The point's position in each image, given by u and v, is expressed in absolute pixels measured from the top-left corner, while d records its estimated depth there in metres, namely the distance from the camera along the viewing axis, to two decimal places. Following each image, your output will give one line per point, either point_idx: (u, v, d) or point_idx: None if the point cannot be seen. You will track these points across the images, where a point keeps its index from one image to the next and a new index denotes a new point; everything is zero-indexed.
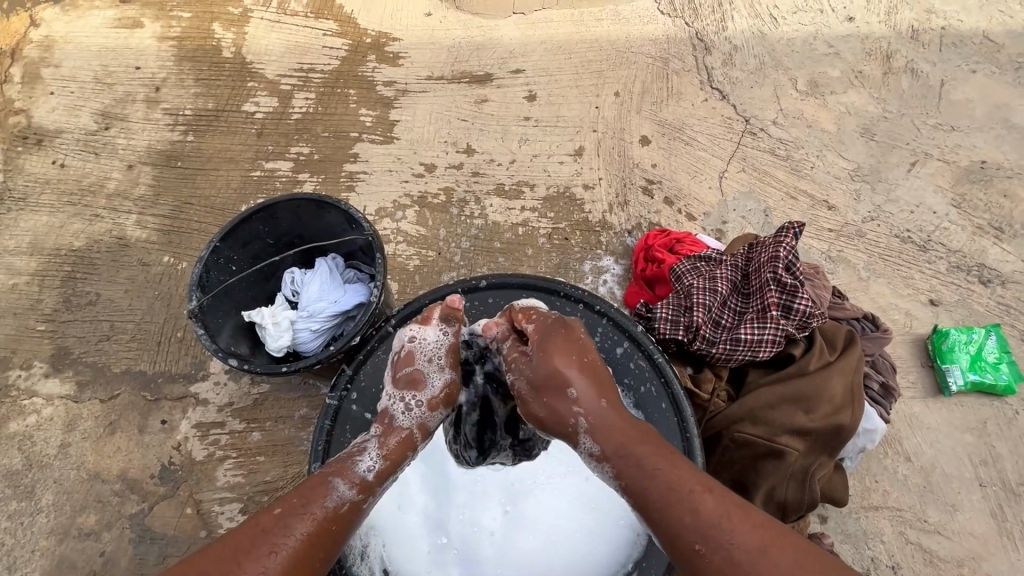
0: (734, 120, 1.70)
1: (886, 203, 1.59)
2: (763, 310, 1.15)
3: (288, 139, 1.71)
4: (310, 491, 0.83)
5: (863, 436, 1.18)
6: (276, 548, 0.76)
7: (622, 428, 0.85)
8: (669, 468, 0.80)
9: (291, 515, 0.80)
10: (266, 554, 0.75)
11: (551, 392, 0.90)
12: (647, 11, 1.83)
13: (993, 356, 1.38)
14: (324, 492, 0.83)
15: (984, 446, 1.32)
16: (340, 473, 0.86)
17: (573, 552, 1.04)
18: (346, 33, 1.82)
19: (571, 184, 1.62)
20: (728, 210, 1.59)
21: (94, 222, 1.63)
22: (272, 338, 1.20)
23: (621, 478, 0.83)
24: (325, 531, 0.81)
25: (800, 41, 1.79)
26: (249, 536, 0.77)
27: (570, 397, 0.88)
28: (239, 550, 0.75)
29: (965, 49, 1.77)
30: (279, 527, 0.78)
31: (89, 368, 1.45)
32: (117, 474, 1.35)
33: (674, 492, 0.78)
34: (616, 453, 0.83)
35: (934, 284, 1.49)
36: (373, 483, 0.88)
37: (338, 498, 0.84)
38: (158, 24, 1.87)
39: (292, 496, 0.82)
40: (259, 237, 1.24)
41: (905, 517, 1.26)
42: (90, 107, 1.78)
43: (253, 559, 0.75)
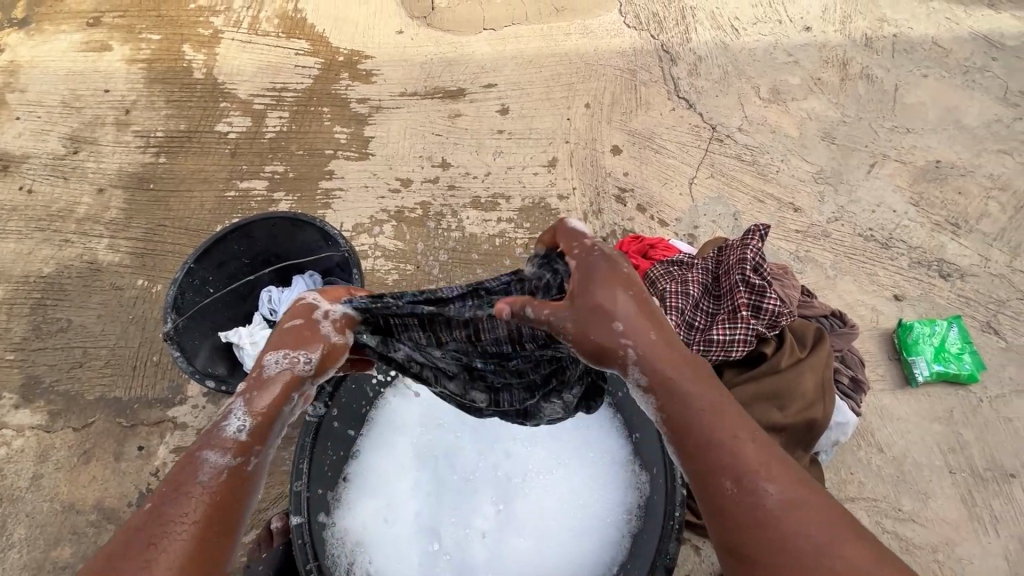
0: (701, 128, 1.75)
1: (848, 204, 1.65)
2: (734, 310, 1.18)
3: (263, 158, 1.71)
4: (177, 473, 0.63)
5: (836, 429, 1.21)
6: (158, 538, 0.57)
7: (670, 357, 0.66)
8: (713, 398, 0.63)
9: (166, 499, 0.60)
10: (147, 548, 0.56)
11: (608, 301, 0.66)
12: (614, 25, 1.88)
13: (955, 347, 1.43)
14: (194, 466, 0.63)
15: (951, 434, 1.36)
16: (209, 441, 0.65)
17: (564, 550, 1.04)
18: (319, 52, 1.83)
19: (546, 195, 1.65)
20: (699, 215, 1.63)
21: (64, 247, 1.60)
22: (250, 357, 1.19)
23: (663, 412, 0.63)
24: (212, 504, 0.61)
25: (761, 51, 1.86)
26: (122, 535, 0.57)
27: (620, 317, 0.65)
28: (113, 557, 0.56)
29: (916, 55, 1.86)
30: (150, 518, 0.58)
31: (61, 396, 1.42)
32: (92, 504, 1.32)
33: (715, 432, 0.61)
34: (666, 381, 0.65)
35: (897, 280, 1.55)
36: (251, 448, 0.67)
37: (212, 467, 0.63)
38: (127, 46, 1.86)
39: (160, 484, 0.62)
40: (234, 257, 1.24)
41: (880, 507, 1.30)
42: (58, 131, 1.76)
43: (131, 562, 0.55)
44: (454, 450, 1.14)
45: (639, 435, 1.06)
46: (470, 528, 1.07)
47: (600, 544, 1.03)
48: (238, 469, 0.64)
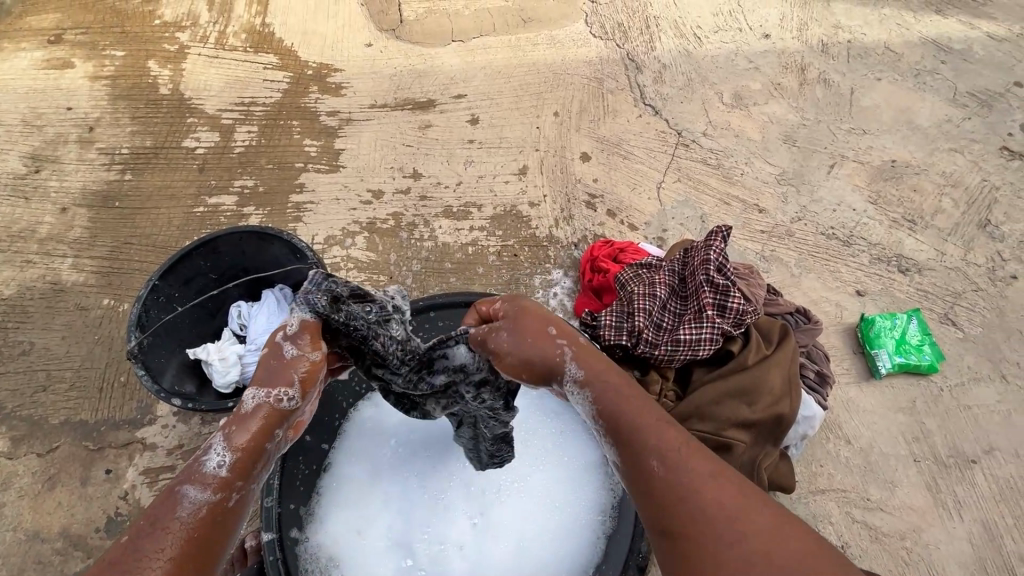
0: (667, 133, 1.79)
1: (810, 204, 1.70)
2: (700, 310, 1.21)
3: (231, 173, 1.69)
4: (155, 508, 0.62)
5: (803, 423, 1.24)
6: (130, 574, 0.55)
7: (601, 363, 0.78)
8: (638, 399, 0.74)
9: (139, 537, 0.59)
10: None
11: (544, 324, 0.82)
12: (580, 35, 1.92)
13: (916, 339, 1.48)
14: (172, 503, 0.62)
15: (915, 423, 1.41)
16: (187, 477, 0.64)
17: (543, 555, 1.06)
18: (287, 66, 1.83)
19: (517, 202, 1.67)
20: (667, 218, 1.66)
21: (26, 268, 1.57)
22: (219, 374, 1.18)
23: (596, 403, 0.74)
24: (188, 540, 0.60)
25: (723, 58, 1.92)
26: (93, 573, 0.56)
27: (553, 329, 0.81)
28: None
29: (870, 60, 1.94)
30: (126, 554, 0.57)
31: (24, 421, 1.38)
32: (58, 531, 1.28)
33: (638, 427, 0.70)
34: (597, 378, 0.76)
35: (859, 276, 1.60)
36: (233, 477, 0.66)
37: (189, 504, 0.62)
38: (91, 63, 1.84)
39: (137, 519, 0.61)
40: (201, 272, 1.23)
41: (850, 497, 1.33)
42: (19, 150, 1.72)
43: None
44: (426, 460, 1.14)
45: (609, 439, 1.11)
46: (447, 540, 1.07)
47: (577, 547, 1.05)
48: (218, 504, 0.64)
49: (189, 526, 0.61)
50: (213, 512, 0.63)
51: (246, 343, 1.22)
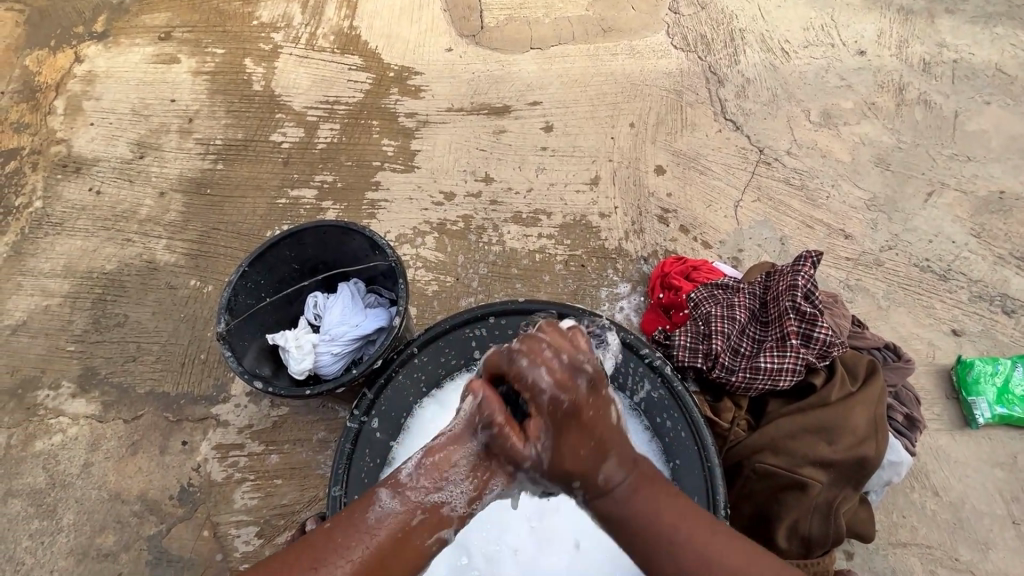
0: (748, 150, 1.73)
1: (903, 232, 1.59)
2: (782, 338, 1.15)
3: (313, 168, 1.77)
4: (352, 510, 0.76)
5: (889, 469, 1.15)
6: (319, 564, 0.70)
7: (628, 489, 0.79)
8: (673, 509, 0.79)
9: (338, 526, 0.74)
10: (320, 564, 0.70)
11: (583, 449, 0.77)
12: (661, 45, 1.88)
13: (1022, 388, 1.34)
14: (370, 505, 0.75)
15: (1014, 482, 1.28)
16: (387, 483, 0.77)
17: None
18: (371, 68, 1.90)
19: (588, 213, 1.65)
20: (744, 238, 1.60)
21: (126, 246, 1.69)
22: (295, 360, 1.22)
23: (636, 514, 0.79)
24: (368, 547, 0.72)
25: (812, 74, 1.83)
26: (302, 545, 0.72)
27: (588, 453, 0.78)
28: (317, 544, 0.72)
29: (978, 81, 1.79)
30: (327, 538, 0.73)
31: (115, 389, 1.49)
32: (136, 494, 1.37)
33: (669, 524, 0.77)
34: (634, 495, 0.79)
35: (955, 314, 1.48)
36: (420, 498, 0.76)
37: (383, 511, 0.75)
38: (194, 59, 1.97)
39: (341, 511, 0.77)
40: (285, 261, 1.27)
41: (935, 555, 1.22)
42: (127, 137, 1.86)
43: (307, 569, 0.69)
44: None
45: (678, 463, 1.03)
46: (500, 542, 1.07)
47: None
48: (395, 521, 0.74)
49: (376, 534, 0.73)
50: (401, 526, 0.74)
51: (320, 333, 1.26)
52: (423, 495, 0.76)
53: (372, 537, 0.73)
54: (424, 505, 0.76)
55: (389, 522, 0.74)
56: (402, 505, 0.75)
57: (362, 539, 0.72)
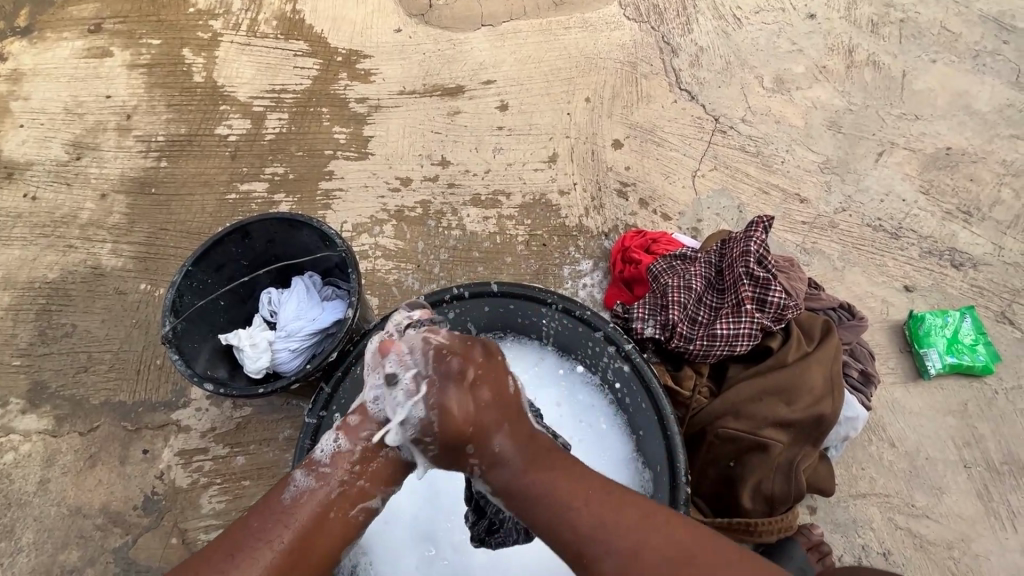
0: (704, 120, 1.72)
1: (856, 193, 1.62)
2: (738, 304, 1.17)
3: (262, 160, 1.70)
4: (272, 494, 0.81)
5: (845, 424, 1.19)
6: (235, 552, 0.75)
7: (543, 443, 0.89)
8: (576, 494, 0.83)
9: (255, 515, 0.78)
10: (227, 558, 0.74)
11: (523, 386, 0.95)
12: (614, 17, 1.85)
13: (969, 338, 1.40)
14: (285, 487, 0.80)
15: (966, 428, 1.33)
16: (303, 465, 0.83)
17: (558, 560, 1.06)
18: (317, 53, 1.83)
19: (547, 191, 1.63)
20: (702, 208, 1.61)
21: (69, 252, 1.61)
22: (250, 359, 1.19)
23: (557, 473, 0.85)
24: (287, 530, 0.77)
25: (765, 39, 1.83)
26: (216, 542, 0.76)
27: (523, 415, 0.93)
28: (226, 542, 0.76)
29: (925, 40, 1.82)
30: (239, 532, 0.77)
31: (67, 401, 1.43)
32: (98, 507, 1.33)
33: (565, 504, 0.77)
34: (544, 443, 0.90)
35: (907, 271, 1.52)
36: (336, 471, 0.82)
37: (299, 489, 0.80)
38: (128, 52, 1.87)
39: (259, 501, 0.81)
40: (233, 258, 1.24)
41: (893, 503, 1.27)
42: (61, 137, 1.77)
43: (214, 564, 0.74)
44: None
45: (642, 432, 1.07)
46: (468, 529, 1.09)
47: None
48: (314, 491, 0.81)
49: (294, 518, 0.78)
50: (320, 502, 0.80)
51: (275, 330, 1.23)
52: (338, 475, 0.82)
53: (290, 517, 0.78)
54: (340, 478, 0.82)
55: (305, 502, 0.80)
56: (316, 482, 0.81)
57: (278, 521, 0.77)
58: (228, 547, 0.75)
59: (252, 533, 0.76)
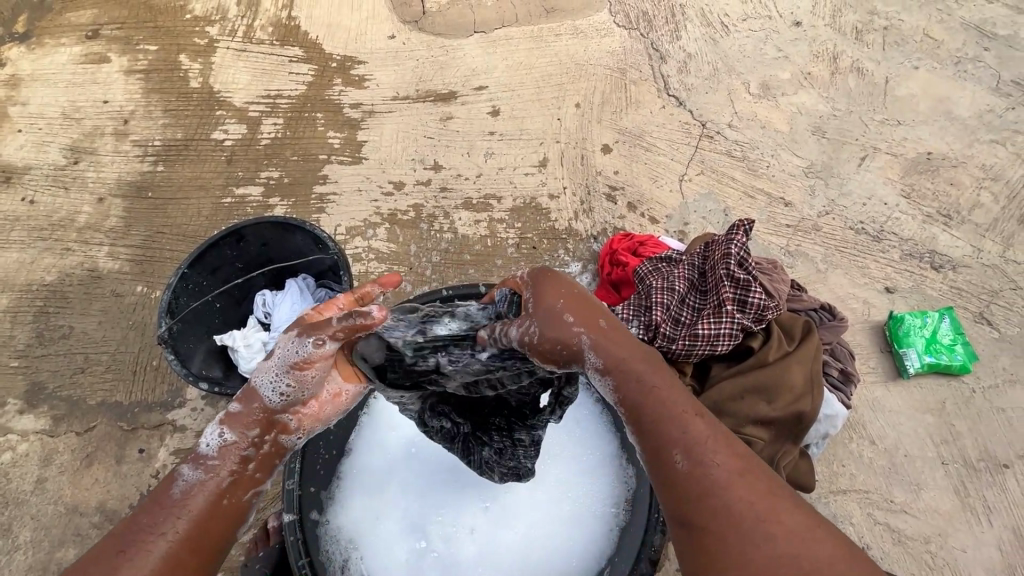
0: (691, 125, 1.76)
1: (839, 197, 1.65)
2: (719, 305, 1.20)
3: (258, 165, 1.73)
4: (159, 489, 0.71)
5: (825, 422, 1.22)
6: (126, 547, 0.65)
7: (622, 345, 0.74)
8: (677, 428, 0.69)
9: (141, 512, 0.68)
10: (118, 555, 0.64)
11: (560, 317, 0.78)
12: (604, 24, 1.89)
13: (947, 338, 1.43)
14: (171, 482, 0.70)
15: (943, 425, 1.37)
16: (190, 457, 0.73)
17: (543, 555, 1.08)
18: (312, 59, 1.86)
19: (537, 195, 1.67)
20: (689, 212, 1.64)
21: (66, 255, 1.64)
22: (245, 359, 1.22)
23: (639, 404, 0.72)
24: (182, 521, 0.68)
25: (751, 46, 1.87)
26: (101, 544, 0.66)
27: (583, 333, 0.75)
28: (112, 542, 0.66)
29: (907, 47, 1.86)
30: (128, 528, 0.67)
31: (64, 402, 1.45)
32: (95, 506, 1.35)
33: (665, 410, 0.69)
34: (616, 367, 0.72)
35: (889, 272, 1.55)
36: (225, 461, 0.72)
37: (188, 483, 0.70)
38: (125, 58, 1.90)
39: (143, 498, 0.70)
40: (228, 261, 1.26)
41: (872, 498, 1.30)
42: (59, 142, 1.79)
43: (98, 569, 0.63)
44: (441, 450, 1.17)
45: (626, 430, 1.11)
46: (458, 523, 1.11)
47: (584, 548, 1.07)
48: (207, 484, 0.71)
49: (184, 508, 0.69)
50: (215, 491, 0.71)
51: (270, 331, 1.26)
52: (232, 461, 0.73)
53: (183, 508, 0.69)
54: (232, 464, 0.73)
55: (197, 494, 0.70)
56: (206, 475, 0.71)
57: (170, 514, 0.68)
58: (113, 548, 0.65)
59: (134, 536, 0.66)
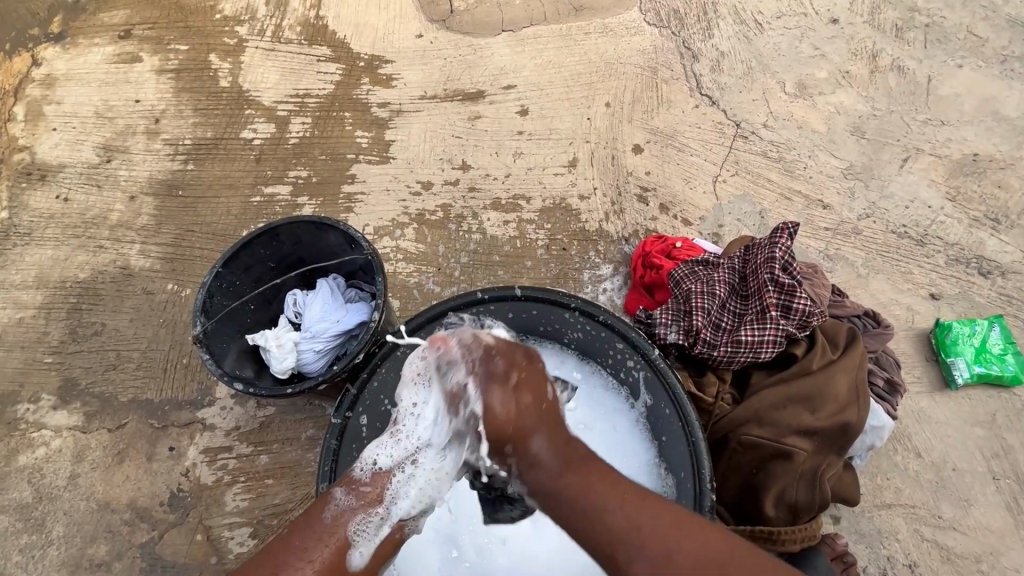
0: (724, 125, 1.72)
1: (880, 199, 1.60)
2: (762, 311, 1.16)
3: (286, 164, 1.73)
4: (314, 508, 0.87)
5: (871, 433, 1.18)
6: (281, 567, 0.80)
7: (548, 465, 0.85)
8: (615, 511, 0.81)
9: (297, 532, 0.85)
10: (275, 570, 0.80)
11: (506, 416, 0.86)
12: (634, 22, 1.85)
13: (998, 348, 1.37)
14: (327, 506, 0.87)
15: (994, 439, 1.31)
16: (344, 484, 0.89)
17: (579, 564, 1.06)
18: (340, 58, 1.85)
19: (567, 196, 1.64)
20: (723, 214, 1.60)
21: (99, 253, 1.65)
22: (276, 360, 1.21)
23: (554, 505, 0.85)
24: (330, 543, 0.83)
25: (786, 44, 1.82)
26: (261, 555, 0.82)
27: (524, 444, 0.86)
28: (274, 551, 0.82)
29: (951, 45, 1.79)
30: (286, 545, 0.83)
31: (96, 399, 1.46)
32: (126, 503, 1.36)
33: (598, 511, 0.81)
34: (549, 488, 0.84)
35: (933, 278, 1.50)
36: (372, 491, 0.88)
37: (339, 508, 0.86)
38: (157, 57, 1.91)
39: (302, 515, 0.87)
40: (260, 260, 1.26)
41: (919, 514, 1.25)
42: (92, 140, 1.81)
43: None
44: None
45: (666, 439, 1.06)
46: (490, 532, 1.09)
47: None
48: (353, 511, 0.86)
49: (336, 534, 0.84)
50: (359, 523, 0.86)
51: (301, 331, 1.25)
52: (373, 496, 0.88)
53: (331, 537, 0.84)
54: (376, 498, 0.88)
55: (345, 522, 0.85)
56: (357, 502, 0.87)
57: (319, 541, 0.83)
58: (273, 558, 0.81)
59: (297, 549, 0.82)
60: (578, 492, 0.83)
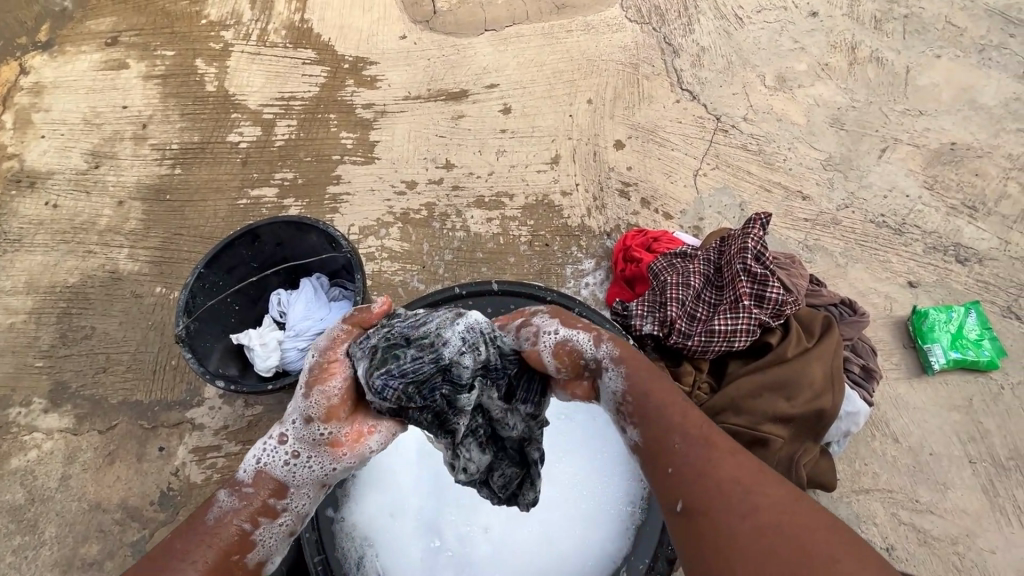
0: (705, 119, 1.74)
1: (859, 189, 1.62)
2: (735, 300, 1.18)
3: (272, 167, 1.75)
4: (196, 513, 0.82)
5: (846, 419, 1.19)
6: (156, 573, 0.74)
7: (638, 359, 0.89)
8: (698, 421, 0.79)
9: (176, 538, 0.79)
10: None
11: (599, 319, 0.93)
12: (615, 19, 1.87)
13: (974, 334, 1.39)
14: (208, 508, 0.82)
15: (971, 423, 1.33)
16: (227, 484, 0.85)
17: (560, 551, 1.08)
18: (325, 60, 1.87)
19: (550, 192, 1.66)
20: (704, 207, 1.62)
21: (88, 257, 1.67)
22: (261, 358, 1.23)
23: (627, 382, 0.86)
24: (213, 545, 0.79)
25: (766, 38, 1.83)
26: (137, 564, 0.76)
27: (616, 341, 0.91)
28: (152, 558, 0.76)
29: (929, 35, 1.81)
30: (162, 553, 0.76)
31: (87, 401, 1.48)
32: (117, 503, 1.38)
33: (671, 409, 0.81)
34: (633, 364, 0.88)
35: (911, 266, 1.51)
36: (254, 490, 0.84)
37: (223, 509, 0.82)
38: (143, 63, 1.93)
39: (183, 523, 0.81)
40: (243, 261, 1.28)
41: (897, 498, 1.27)
42: (81, 147, 1.83)
43: None
44: None
45: None
46: (472, 522, 1.11)
47: (599, 548, 1.06)
48: (238, 511, 0.83)
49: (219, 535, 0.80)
50: (245, 521, 0.82)
51: (285, 329, 1.27)
52: (260, 493, 0.84)
53: (214, 536, 0.79)
54: (263, 496, 0.84)
55: (227, 522, 0.81)
56: (240, 502, 0.83)
57: (202, 542, 0.78)
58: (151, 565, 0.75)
59: (175, 552, 0.76)
60: (663, 391, 0.84)
